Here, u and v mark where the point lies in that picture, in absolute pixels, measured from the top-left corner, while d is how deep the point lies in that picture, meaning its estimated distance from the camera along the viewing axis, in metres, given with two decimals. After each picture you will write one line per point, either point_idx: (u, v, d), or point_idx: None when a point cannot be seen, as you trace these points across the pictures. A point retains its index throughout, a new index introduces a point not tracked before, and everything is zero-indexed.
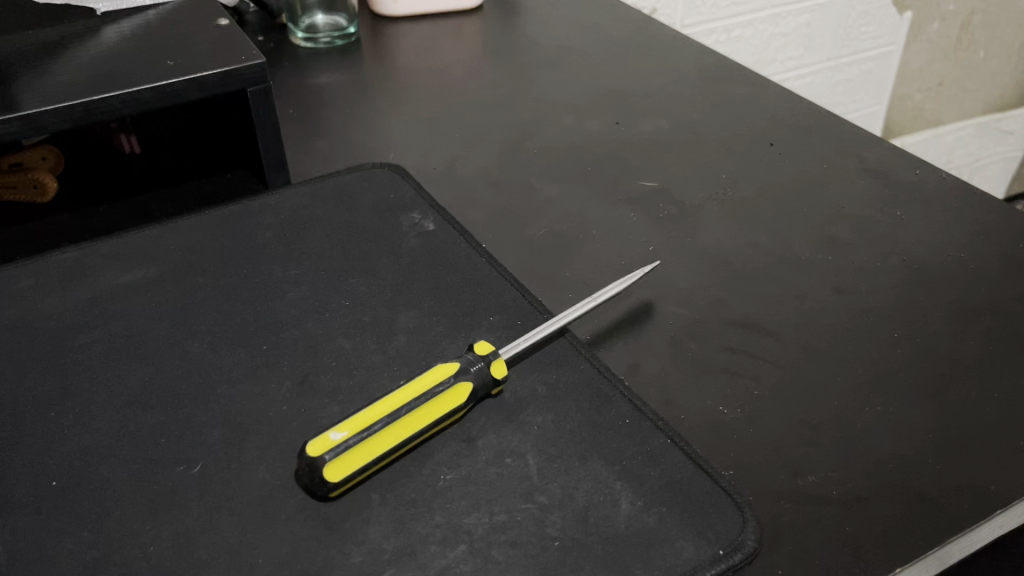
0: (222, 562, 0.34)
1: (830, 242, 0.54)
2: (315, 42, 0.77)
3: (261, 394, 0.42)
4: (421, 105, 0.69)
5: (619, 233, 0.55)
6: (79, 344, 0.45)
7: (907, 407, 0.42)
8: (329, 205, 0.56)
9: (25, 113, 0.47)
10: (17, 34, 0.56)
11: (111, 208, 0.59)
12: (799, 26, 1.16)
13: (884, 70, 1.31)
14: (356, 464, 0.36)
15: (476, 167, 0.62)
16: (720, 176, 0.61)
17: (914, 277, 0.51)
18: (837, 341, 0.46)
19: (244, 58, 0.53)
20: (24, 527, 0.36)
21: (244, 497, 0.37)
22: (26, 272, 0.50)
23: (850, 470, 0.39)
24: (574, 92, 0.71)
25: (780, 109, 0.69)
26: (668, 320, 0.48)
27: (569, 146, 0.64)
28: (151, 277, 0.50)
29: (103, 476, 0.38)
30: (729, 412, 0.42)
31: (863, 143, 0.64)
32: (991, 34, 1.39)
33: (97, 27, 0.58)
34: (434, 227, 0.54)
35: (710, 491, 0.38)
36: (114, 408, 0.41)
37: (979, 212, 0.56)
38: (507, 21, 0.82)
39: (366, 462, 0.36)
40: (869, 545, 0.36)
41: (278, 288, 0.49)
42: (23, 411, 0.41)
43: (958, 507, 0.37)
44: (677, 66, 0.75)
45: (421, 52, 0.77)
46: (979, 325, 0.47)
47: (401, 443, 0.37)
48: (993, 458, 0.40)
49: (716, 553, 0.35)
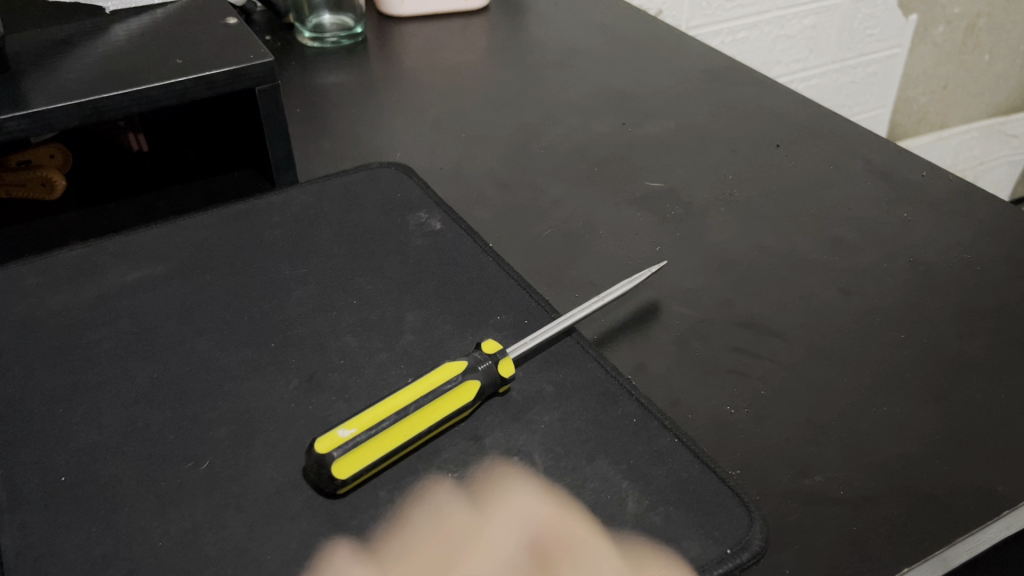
0: (229, 558, 0.34)
1: (837, 244, 0.54)
2: (322, 42, 0.78)
3: (268, 391, 0.42)
4: (426, 105, 0.69)
5: (626, 233, 0.55)
6: (87, 341, 0.45)
7: (913, 408, 0.42)
8: (336, 204, 0.56)
9: (35, 110, 0.47)
10: (27, 32, 0.56)
11: (118, 206, 0.59)
12: (804, 28, 1.16)
13: (889, 73, 1.31)
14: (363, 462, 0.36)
15: (482, 167, 0.62)
16: (726, 177, 0.61)
17: (920, 278, 0.51)
18: (843, 342, 0.46)
19: (253, 57, 0.53)
20: (32, 523, 0.36)
21: (251, 494, 0.37)
22: (34, 269, 0.50)
23: (857, 470, 0.39)
24: (581, 92, 0.71)
25: (786, 110, 0.69)
26: (674, 320, 0.48)
27: (575, 146, 0.64)
28: (158, 275, 0.50)
29: (111, 472, 0.38)
30: (736, 412, 0.42)
31: (869, 145, 0.64)
32: (997, 37, 1.38)
33: (106, 25, 0.58)
34: (440, 226, 0.54)
35: (717, 490, 0.38)
36: (122, 405, 0.41)
37: (985, 214, 0.56)
38: (513, 22, 0.83)
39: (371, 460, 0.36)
40: (875, 546, 0.36)
41: (285, 287, 0.49)
42: (33, 407, 0.41)
43: (964, 508, 0.37)
44: (683, 67, 0.75)
45: (427, 52, 0.77)
46: (985, 326, 0.47)
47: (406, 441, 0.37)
48: (998, 459, 0.40)
49: (723, 552, 0.35)
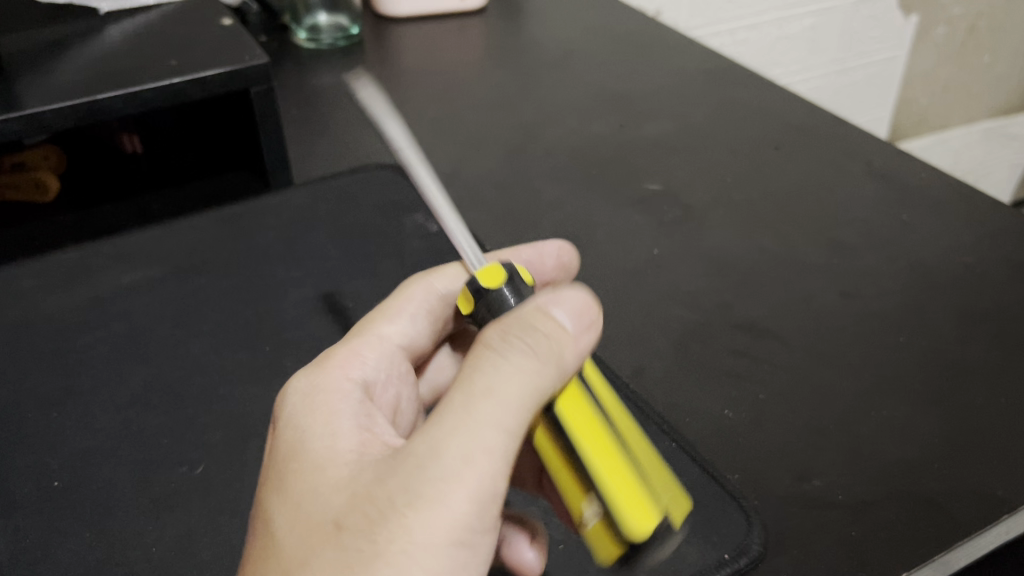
0: (223, 563, 0.34)
1: (837, 246, 0.53)
2: (318, 43, 0.77)
3: (263, 395, 0.42)
4: (424, 105, 0.69)
5: (623, 235, 0.55)
6: (83, 344, 0.45)
7: (912, 412, 0.42)
8: (333, 205, 0.56)
9: (28, 112, 0.47)
10: (19, 33, 0.56)
11: (113, 208, 0.59)
12: (803, 29, 1.16)
13: (889, 75, 1.31)
14: (630, 506, 0.30)
15: (480, 167, 0.62)
16: (725, 179, 0.60)
17: (919, 280, 0.50)
18: (842, 345, 0.46)
19: (248, 58, 0.53)
20: (25, 527, 0.35)
21: (247, 498, 0.37)
22: (28, 271, 0.50)
23: (856, 474, 0.39)
24: (579, 94, 0.71)
25: (785, 111, 0.69)
26: (673, 323, 0.48)
27: (572, 147, 0.64)
28: (154, 277, 0.50)
29: (106, 476, 0.37)
30: (735, 416, 0.42)
31: (869, 147, 0.64)
32: (998, 39, 1.38)
33: (100, 27, 0.58)
34: (437, 229, 0.54)
35: (716, 495, 0.38)
36: (116, 408, 0.41)
37: (986, 216, 0.55)
38: (512, 23, 0.82)
39: (617, 500, 0.30)
40: (874, 550, 0.35)
41: (280, 289, 0.49)
42: (26, 411, 0.41)
43: (964, 512, 0.37)
44: (682, 68, 0.75)
45: (425, 53, 0.77)
46: (985, 330, 0.47)
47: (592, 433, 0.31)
48: (999, 463, 0.39)
49: (721, 557, 0.36)
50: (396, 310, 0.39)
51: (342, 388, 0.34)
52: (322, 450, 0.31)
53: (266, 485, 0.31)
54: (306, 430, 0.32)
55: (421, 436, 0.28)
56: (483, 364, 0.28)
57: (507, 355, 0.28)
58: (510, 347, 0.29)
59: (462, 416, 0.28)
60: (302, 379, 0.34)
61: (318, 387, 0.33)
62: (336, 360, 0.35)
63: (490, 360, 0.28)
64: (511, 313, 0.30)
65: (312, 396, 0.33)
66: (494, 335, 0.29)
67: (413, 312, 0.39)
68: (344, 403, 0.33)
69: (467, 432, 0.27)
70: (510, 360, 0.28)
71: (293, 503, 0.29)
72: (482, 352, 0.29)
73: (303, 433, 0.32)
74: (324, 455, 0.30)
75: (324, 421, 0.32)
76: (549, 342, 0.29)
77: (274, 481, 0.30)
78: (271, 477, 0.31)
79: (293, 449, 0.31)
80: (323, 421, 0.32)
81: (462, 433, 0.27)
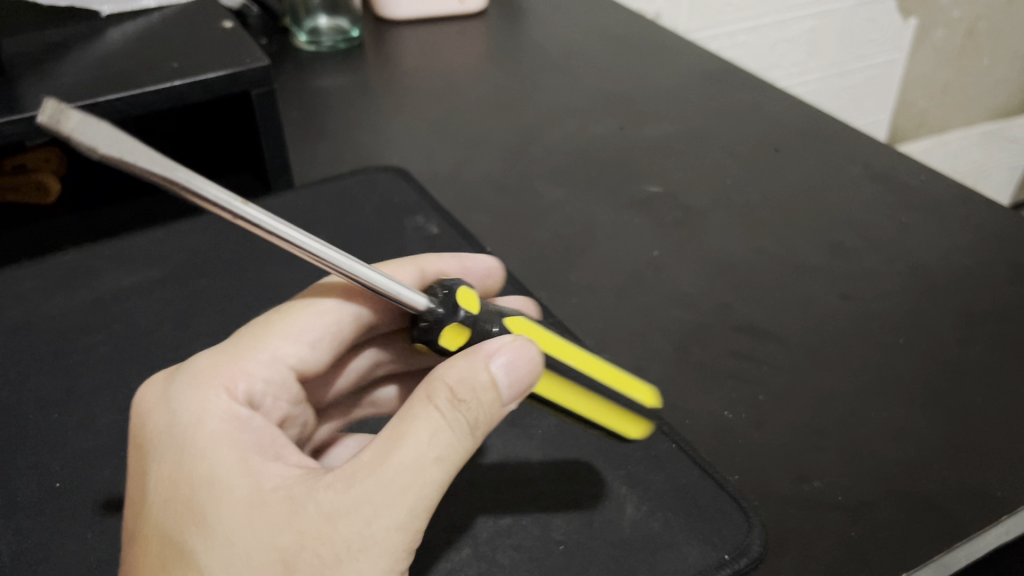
0: None
1: (835, 248, 0.54)
2: (318, 45, 0.77)
3: None
4: (424, 107, 0.69)
5: (623, 237, 0.55)
6: (85, 345, 0.45)
7: (912, 413, 0.42)
8: (333, 208, 0.56)
9: (29, 115, 0.47)
10: (20, 35, 0.56)
11: (115, 210, 0.60)
12: (802, 32, 1.16)
13: (888, 77, 1.31)
14: None
15: (480, 169, 0.62)
16: (724, 181, 0.61)
17: (919, 282, 0.50)
18: (842, 347, 0.46)
19: (249, 61, 0.53)
20: (27, 528, 0.35)
21: None
22: (30, 274, 0.50)
23: (856, 475, 0.39)
24: (579, 96, 0.71)
25: (785, 114, 0.69)
26: (673, 325, 0.48)
27: (572, 150, 0.64)
28: (155, 279, 0.50)
29: (107, 476, 0.38)
30: (734, 417, 0.42)
31: (868, 150, 0.64)
32: (997, 42, 1.38)
33: (101, 30, 0.58)
34: (437, 231, 0.54)
35: (715, 495, 0.38)
36: (117, 409, 0.41)
37: (985, 219, 0.56)
38: (512, 26, 0.82)
39: None
40: (875, 550, 0.35)
41: (281, 291, 0.49)
42: (27, 413, 0.41)
43: (964, 512, 0.37)
44: (681, 71, 0.75)
45: (425, 56, 0.77)
46: (985, 331, 0.47)
47: (552, 357, 0.36)
48: (999, 465, 0.39)
49: (722, 558, 0.35)
50: (297, 331, 0.38)
51: (228, 410, 0.33)
52: (200, 490, 0.30)
53: (138, 502, 0.31)
54: (199, 466, 0.31)
55: (352, 493, 0.29)
56: (424, 422, 0.30)
57: (454, 419, 0.31)
58: (451, 410, 0.31)
59: (394, 473, 0.29)
60: (182, 400, 0.33)
61: (204, 411, 0.33)
62: (225, 378, 0.34)
63: (440, 422, 0.30)
64: (458, 363, 0.32)
65: (187, 416, 0.32)
66: (444, 393, 0.31)
67: (317, 336, 0.38)
68: (228, 427, 0.32)
69: (405, 499, 0.29)
70: (454, 425, 0.30)
71: (173, 529, 0.30)
72: (420, 407, 0.31)
73: (181, 455, 0.31)
74: (207, 479, 0.31)
75: (208, 451, 0.31)
76: (486, 413, 0.32)
77: (152, 498, 0.31)
78: (143, 494, 0.31)
79: (186, 488, 0.31)
80: (211, 452, 0.31)
81: (392, 496, 0.29)
